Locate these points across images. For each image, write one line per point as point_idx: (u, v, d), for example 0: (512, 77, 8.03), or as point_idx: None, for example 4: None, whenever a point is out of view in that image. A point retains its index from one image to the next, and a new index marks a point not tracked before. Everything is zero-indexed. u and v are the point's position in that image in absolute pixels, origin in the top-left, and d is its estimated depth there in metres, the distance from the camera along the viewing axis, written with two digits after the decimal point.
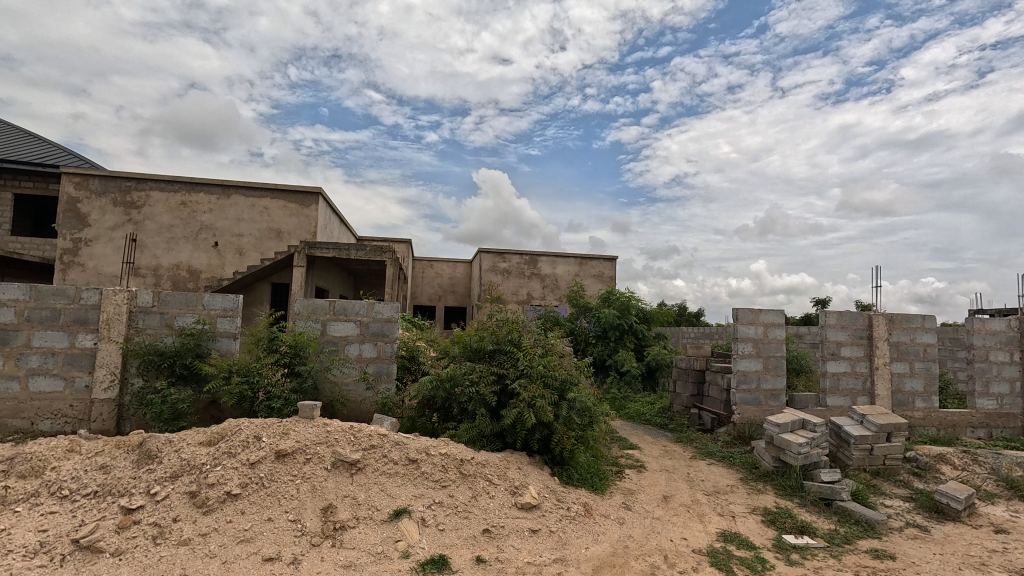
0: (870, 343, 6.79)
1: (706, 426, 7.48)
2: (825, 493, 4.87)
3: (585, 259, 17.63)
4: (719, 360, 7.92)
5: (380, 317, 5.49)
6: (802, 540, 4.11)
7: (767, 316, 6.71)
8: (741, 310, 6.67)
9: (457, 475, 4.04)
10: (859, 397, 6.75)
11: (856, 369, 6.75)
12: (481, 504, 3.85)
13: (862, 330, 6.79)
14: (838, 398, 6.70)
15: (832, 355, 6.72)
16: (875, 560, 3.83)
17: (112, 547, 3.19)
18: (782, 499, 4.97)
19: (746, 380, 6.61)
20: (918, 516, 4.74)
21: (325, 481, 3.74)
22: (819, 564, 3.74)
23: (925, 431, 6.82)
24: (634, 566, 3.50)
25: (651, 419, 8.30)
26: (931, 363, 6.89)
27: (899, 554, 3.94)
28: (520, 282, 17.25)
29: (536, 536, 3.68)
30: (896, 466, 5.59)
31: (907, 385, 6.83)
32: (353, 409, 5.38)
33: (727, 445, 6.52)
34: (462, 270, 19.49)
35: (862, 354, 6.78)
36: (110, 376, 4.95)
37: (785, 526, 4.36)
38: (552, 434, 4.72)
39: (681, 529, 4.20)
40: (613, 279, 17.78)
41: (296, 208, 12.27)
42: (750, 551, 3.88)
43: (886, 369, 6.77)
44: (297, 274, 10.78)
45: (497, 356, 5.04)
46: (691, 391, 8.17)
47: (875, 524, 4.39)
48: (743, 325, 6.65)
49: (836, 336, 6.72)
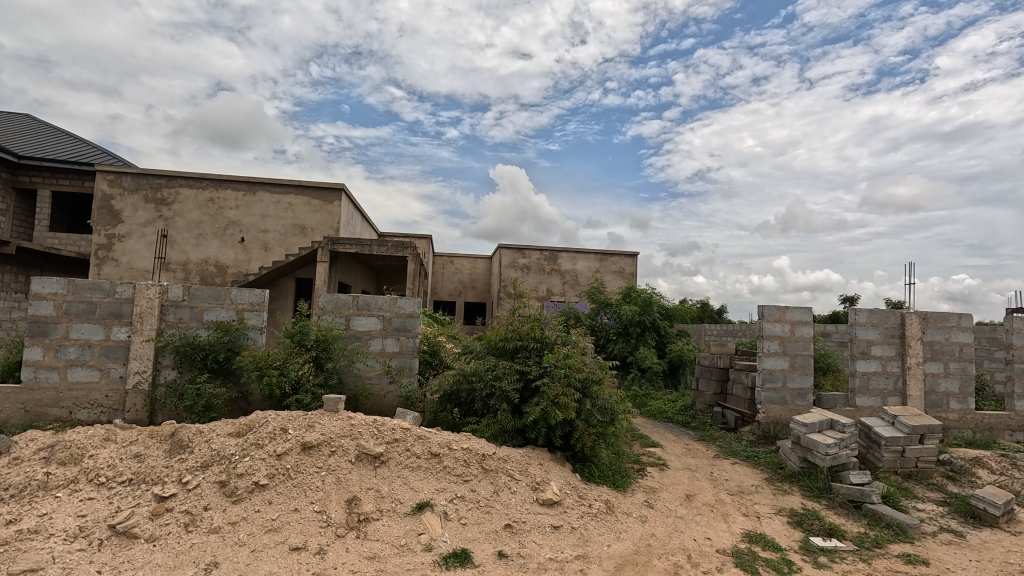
0: (903, 342, 6.59)
1: (729, 425, 7.38)
2: (854, 495, 4.75)
3: (606, 255, 17.51)
4: (743, 358, 7.78)
5: (402, 312, 5.53)
6: (830, 543, 4.02)
7: (794, 314, 6.55)
8: (766, 307, 6.54)
9: (479, 470, 4.06)
10: (890, 397, 6.55)
11: (887, 369, 6.56)
12: (503, 499, 3.86)
13: (894, 329, 6.60)
14: (869, 398, 6.52)
15: (862, 354, 6.55)
16: (908, 565, 3.73)
17: (147, 533, 3.30)
18: (809, 500, 4.87)
19: (771, 379, 6.48)
20: (952, 521, 4.58)
21: (349, 473, 3.80)
22: (847, 567, 3.67)
23: (960, 433, 6.59)
24: (657, 564, 3.47)
25: (673, 416, 8.23)
26: (968, 363, 6.64)
27: (933, 560, 3.83)
28: (540, 278, 17.21)
29: (558, 532, 3.68)
30: (930, 469, 5.42)
31: (941, 386, 6.62)
32: (376, 403, 5.45)
33: (751, 445, 6.42)
34: (482, 265, 19.56)
35: (893, 353, 6.58)
36: (144, 368, 5.12)
37: (812, 527, 4.27)
38: (574, 432, 4.71)
39: (704, 529, 4.15)
40: (634, 275, 17.62)
41: (320, 205, 12.45)
42: (776, 553, 3.82)
43: (919, 369, 6.56)
44: (320, 269, 10.94)
45: (521, 352, 5.03)
46: (714, 389, 8.03)
47: (907, 528, 4.28)
48: (768, 323, 6.52)
49: (867, 335, 6.55)
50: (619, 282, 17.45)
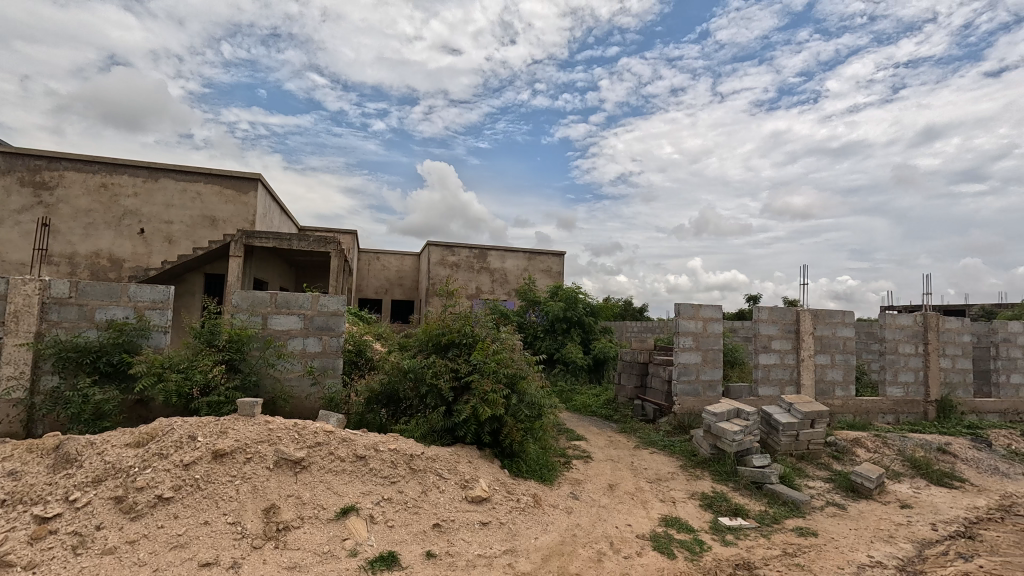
0: (798, 336, 7.29)
1: (648, 417, 7.80)
2: (757, 477, 5.20)
3: (534, 254, 17.81)
4: (661, 353, 8.25)
5: (326, 310, 5.30)
6: (736, 522, 4.38)
7: (707, 311, 7.03)
8: (682, 305, 6.97)
9: (407, 470, 3.99)
10: (787, 386, 7.23)
11: (784, 361, 7.23)
12: (431, 499, 3.83)
13: (791, 325, 7.29)
14: (769, 388, 7.16)
15: (764, 348, 7.17)
16: (800, 537, 4.15)
17: (24, 560, 2.92)
18: (718, 483, 5.27)
19: (686, 372, 6.93)
20: (836, 495, 5.16)
21: (266, 481, 3.59)
22: (750, 543, 4.01)
23: (843, 417, 7.41)
24: (581, 553, 3.61)
25: (597, 410, 8.56)
26: (850, 355, 7.49)
27: (821, 531, 4.29)
28: (469, 276, 17.15)
29: (486, 528, 3.70)
30: (818, 450, 6.05)
31: (828, 375, 7.40)
32: (296, 405, 5.18)
33: (668, 435, 6.81)
34: (410, 263, 19.18)
35: (790, 347, 7.27)
36: (19, 374, 4.51)
37: (720, 508, 4.62)
38: (502, 428, 4.75)
39: (625, 515, 4.36)
40: (561, 274, 18.09)
41: (233, 195, 11.60)
42: (689, 534, 4.10)
43: (810, 360, 7.30)
44: (233, 264, 10.21)
45: (452, 349, 5.00)
46: (635, 383, 8.45)
47: (800, 504, 4.75)
48: (684, 319, 6.94)
49: (768, 330, 7.19)
50: (546, 281, 17.84)
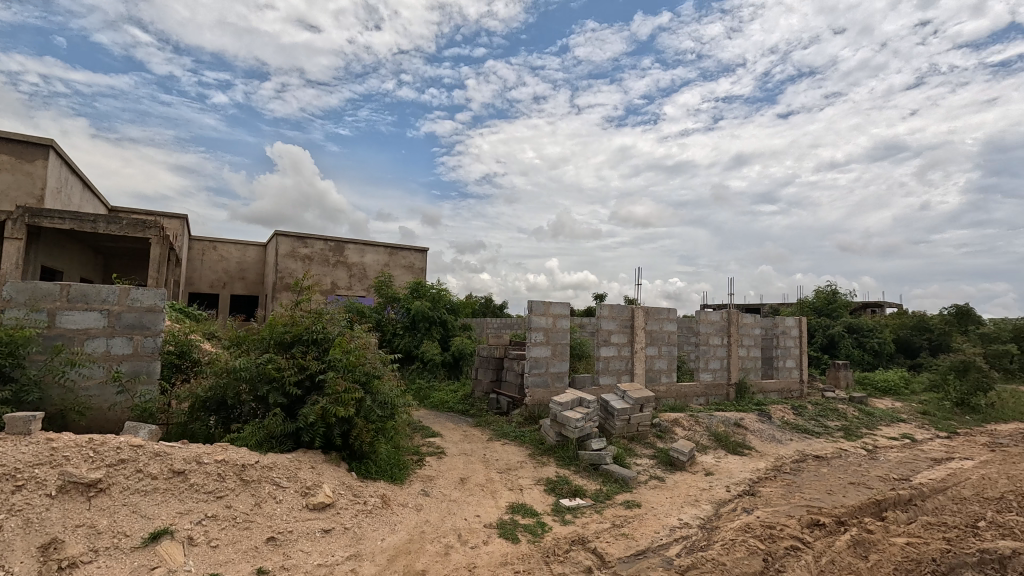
0: (632, 331, 8.17)
1: (502, 410, 8.10)
2: (594, 459, 5.72)
3: (395, 249, 17.32)
4: (516, 348, 8.63)
5: (138, 306, 4.55)
6: (574, 502, 4.77)
7: (556, 308, 7.51)
8: (534, 302, 7.36)
9: (237, 482, 3.61)
10: (623, 376, 8.06)
11: (621, 353, 8.05)
12: (266, 511, 3.51)
13: (627, 320, 8.14)
14: (608, 377, 7.91)
15: (604, 341, 7.90)
16: (626, 509, 4.68)
17: None
18: (561, 468, 5.68)
19: (537, 365, 7.34)
20: (657, 469, 5.91)
21: (46, 511, 2.97)
22: (585, 520, 4.41)
23: (667, 401, 8.49)
24: (429, 549, 3.62)
25: (454, 406, 8.64)
26: (673, 346, 8.60)
27: (643, 502, 4.88)
28: (323, 271, 16.08)
29: (328, 536, 3.51)
30: (646, 431, 6.85)
31: (656, 365, 8.42)
32: (96, 419, 4.37)
33: (519, 426, 7.15)
34: (254, 254, 17.35)
35: (626, 340, 8.11)
36: None
37: (562, 491, 4.99)
38: (352, 429, 4.55)
39: (475, 507, 4.48)
40: (423, 271, 17.89)
41: (12, 162, 9.30)
42: (532, 518, 4.36)
43: (642, 352, 8.22)
44: (10, 248, 8.25)
45: (298, 346, 4.65)
46: (491, 377, 8.71)
47: (628, 480, 5.35)
48: (536, 316, 7.34)
49: (608, 325, 7.94)
50: (408, 277, 17.49)
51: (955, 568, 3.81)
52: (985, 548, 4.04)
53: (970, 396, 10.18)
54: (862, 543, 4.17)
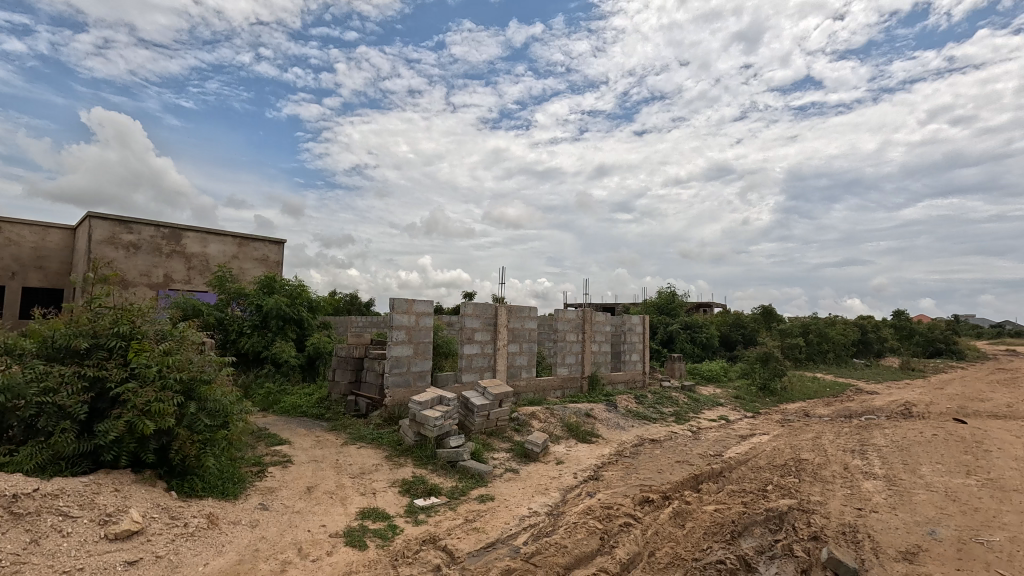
0: (495, 329, 8.37)
1: (361, 412, 7.77)
2: (452, 456, 5.74)
3: (245, 239, 15.65)
4: (377, 347, 8.32)
5: None
6: (428, 501, 4.73)
7: (419, 306, 7.40)
8: (396, 300, 7.17)
9: (3, 518, 2.93)
10: (485, 372, 8.23)
11: (484, 350, 8.20)
12: (45, 549, 2.91)
13: (490, 318, 8.32)
14: (470, 375, 8.01)
15: (468, 339, 7.98)
16: (480, 503, 4.77)
17: None
18: (418, 468, 5.61)
19: (398, 365, 7.15)
20: (513, 462, 6.13)
21: None
22: (438, 518, 4.40)
23: (526, 395, 8.86)
24: (262, 568, 3.31)
25: (307, 410, 8.06)
26: (533, 343, 9.00)
27: (497, 495, 5.02)
28: (153, 261, 13.92)
29: (133, 568, 3.02)
30: (504, 425, 7.06)
31: (517, 361, 8.74)
32: None
33: (378, 428, 6.91)
34: (58, 239, 14.40)
35: (489, 338, 8.29)
36: None
37: (417, 491, 4.92)
38: (172, 442, 4.00)
39: (320, 516, 4.22)
40: (279, 264, 16.43)
41: None
42: (383, 522, 4.23)
43: (504, 349, 8.47)
44: None
45: (95, 353, 3.95)
46: (349, 378, 8.28)
47: (484, 475, 5.47)
48: (398, 314, 7.15)
49: (472, 324, 8.03)
50: (260, 271, 15.92)
51: (748, 527, 4.53)
52: (770, 507, 4.88)
53: (770, 381, 12.25)
54: (681, 514, 4.77)
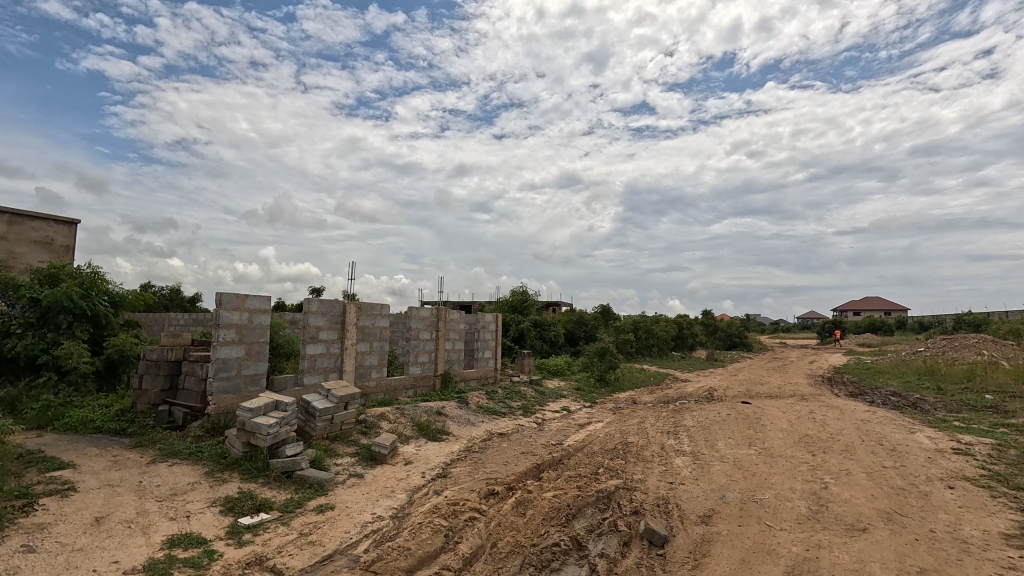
0: (343, 327, 7.89)
1: (176, 423, 6.75)
2: (287, 466, 5.25)
3: (17, 216, 12.53)
4: (200, 349, 7.28)
5: None
6: (256, 518, 4.27)
7: (254, 302, 6.65)
8: (225, 295, 6.35)
9: None
10: (330, 374, 7.71)
11: (330, 350, 7.68)
12: None
13: (338, 316, 7.83)
14: (313, 377, 7.44)
15: (311, 338, 7.41)
16: (318, 514, 4.45)
17: None
18: (247, 482, 5.03)
19: (225, 368, 6.34)
20: (358, 467, 5.84)
21: None
22: (267, 536, 3.99)
23: (376, 396, 8.52)
24: None
25: (102, 426, 6.70)
26: (384, 342, 8.69)
27: (337, 504, 4.74)
28: None
29: None
30: (350, 429, 6.69)
31: (366, 360, 8.36)
32: None
33: (197, 440, 6.04)
34: None
35: (335, 337, 7.79)
36: None
37: (243, 508, 4.40)
38: None
39: (112, 551, 3.54)
40: (68, 250, 13.47)
41: None
42: (198, 548, 3.70)
43: (353, 348, 8.03)
44: None
45: None
46: (162, 386, 7.11)
47: (324, 483, 5.12)
48: (226, 311, 6.34)
49: (316, 322, 7.48)
50: (39, 257, 12.88)
51: (581, 508, 4.92)
52: (600, 488, 5.37)
53: (606, 372, 13.53)
54: (523, 503, 4.99)
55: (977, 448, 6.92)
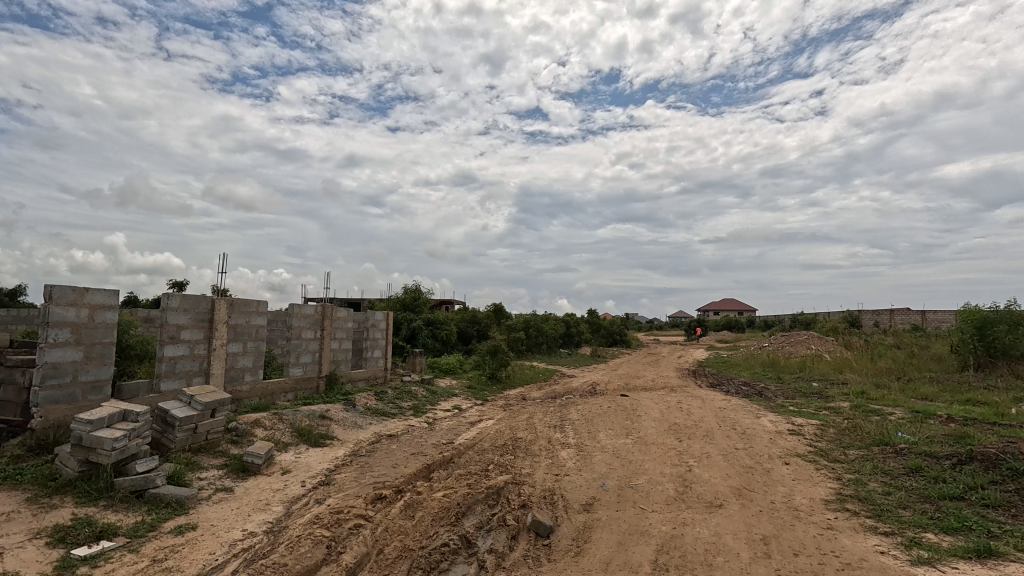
0: (210, 326, 7.10)
1: None
2: (137, 485, 4.59)
3: None
4: (21, 352, 6.08)
5: None
6: (96, 548, 3.67)
7: (96, 297, 5.71)
8: (56, 288, 5.38)
9: None
10: (194, 378, 6.89)
11: (194, 352, 6.86)
12: None
13: (204, 314, 7.02)
14: (173, 381, 6.59)
15: (171, 339, 6.56)
16: (176, 537, 3.95)
17: None
18: (83, 507, 4.30)
19: (55, 375, 5.36)
20: (226, 480, 5.29)
21: None
22: (110, 567, 3.46)
23: (249, 401, 7.78)
24: None
25: None
26: (260, 342, 7.98)
27: (200, 523, 4.25)
28: None
29: None
30: (217, 438, 6.03)
31: (238, 362, 7.61)
32: None
33: (15, 461, 5.04)
34: None
35: (201, 337, 6.97)
36: None
37: (78, 538, 3.76)
38: None
39: None
40: None
41: None
42: None
43: (222, 349, 7.25)
44: None
45: None
46: None
47: (184, 501, 4.56)
48: (57, 307, 5.37)
49: (177, 320, 6.64)
50: None
51: (470, 506, 4.94)
52: (490, 485, 5.43)
53: (497, 370, 13.76)
54: (412, 505, 4.88)
55: (806, 428, 8.15)
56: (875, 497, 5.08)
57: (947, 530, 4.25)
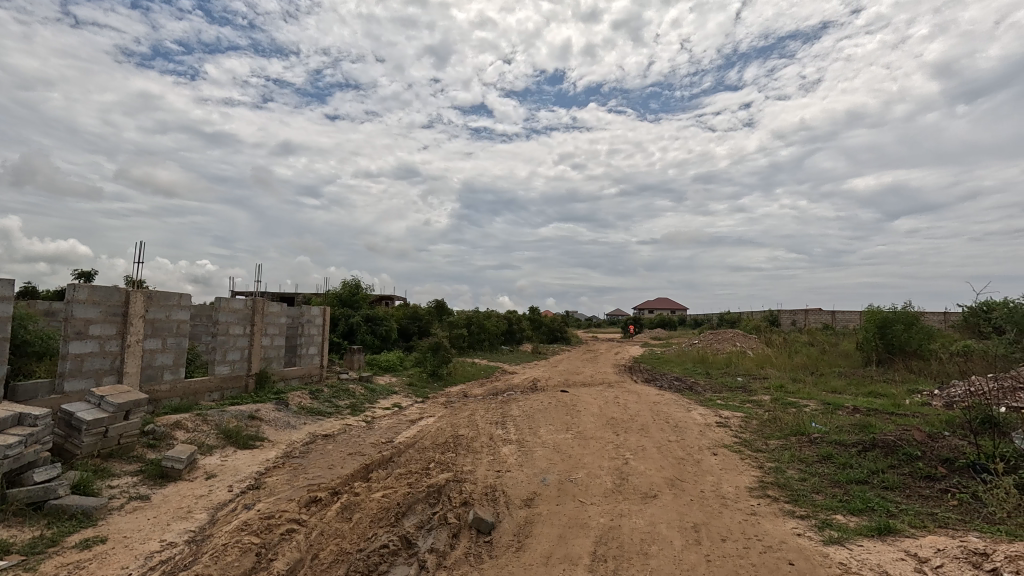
0: (124, 320, 6.51)
1: None
2: (34, 497, 4.11)
3: None
4: None
5: None
6: None
7: None
8: None
9: None
10: (105, 377, 6.29)
11: (104, 349, 6.26)
12: None
13: (117, 307, 6.43)
14: (78, 382, 5.99)
15: (77, 334, 5.96)
16: (81, 552, 3.59)
17: None
18: None
19: None
20: (141, 487, 4.88)
21: None
22: None
23: (168, 402, 7.21)
24: None
25: None
26: (182, 338, 7.42)
27: (110, 535, 3.89)
28: None
29: None
30: (132, 442, 5.54)
31: (156, 360, 7.04)
32: None
33: None
34: None
35: (113, 332, 6.38)
36: None
37: None
38: None
39: None
40: None
41: None
42: None
43: (138, 345, 6.67)
44: None
45: None
46: None
47: (91, 512, 4.15)
48: None
49: (84, 313, 6.04)
50: None
51: (411, 505, 4.85)
52: (430, 483, 5.34)
53: (439, 367, 13.61)
54: (349, 507, 4.72)
55: (732, 421, 8.66)
56: (793, 483, 5.48)
57: (854, 511, 4.65)
